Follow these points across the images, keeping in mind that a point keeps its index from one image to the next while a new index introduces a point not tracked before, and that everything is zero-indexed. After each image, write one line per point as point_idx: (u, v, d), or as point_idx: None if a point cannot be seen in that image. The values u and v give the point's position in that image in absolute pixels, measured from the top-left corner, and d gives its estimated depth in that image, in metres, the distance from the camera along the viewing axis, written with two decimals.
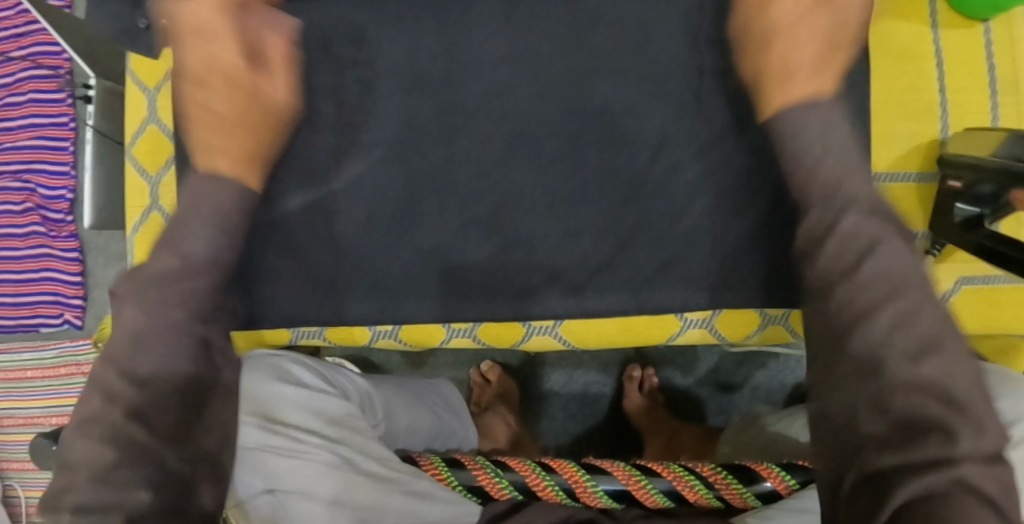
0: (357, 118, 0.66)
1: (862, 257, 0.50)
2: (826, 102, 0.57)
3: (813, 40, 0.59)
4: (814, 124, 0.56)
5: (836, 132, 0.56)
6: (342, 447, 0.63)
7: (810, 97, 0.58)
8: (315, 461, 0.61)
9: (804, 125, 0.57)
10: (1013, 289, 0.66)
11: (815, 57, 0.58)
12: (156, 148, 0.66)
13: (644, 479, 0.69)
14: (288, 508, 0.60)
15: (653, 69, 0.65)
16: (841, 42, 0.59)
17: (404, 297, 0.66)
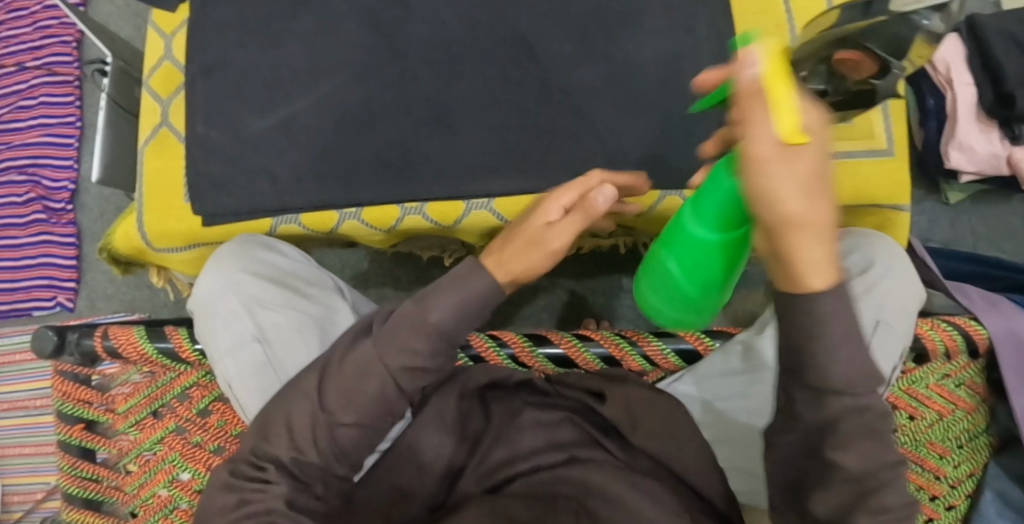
0: (327, 49, 0.81)
1: None
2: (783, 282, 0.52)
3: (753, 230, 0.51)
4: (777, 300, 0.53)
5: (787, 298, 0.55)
6: (312, 307, 0.77)
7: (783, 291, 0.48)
8: (304, 313, 0.76)
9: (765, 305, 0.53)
10: (872, 162, 0.79)
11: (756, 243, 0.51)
12: (168, 78, 0.84)
13: (579, 343, 0.80)
14: (273, 355, 0.74)
15: (562, 5, 0.80)
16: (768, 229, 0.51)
17: (364, 189, 0.78)
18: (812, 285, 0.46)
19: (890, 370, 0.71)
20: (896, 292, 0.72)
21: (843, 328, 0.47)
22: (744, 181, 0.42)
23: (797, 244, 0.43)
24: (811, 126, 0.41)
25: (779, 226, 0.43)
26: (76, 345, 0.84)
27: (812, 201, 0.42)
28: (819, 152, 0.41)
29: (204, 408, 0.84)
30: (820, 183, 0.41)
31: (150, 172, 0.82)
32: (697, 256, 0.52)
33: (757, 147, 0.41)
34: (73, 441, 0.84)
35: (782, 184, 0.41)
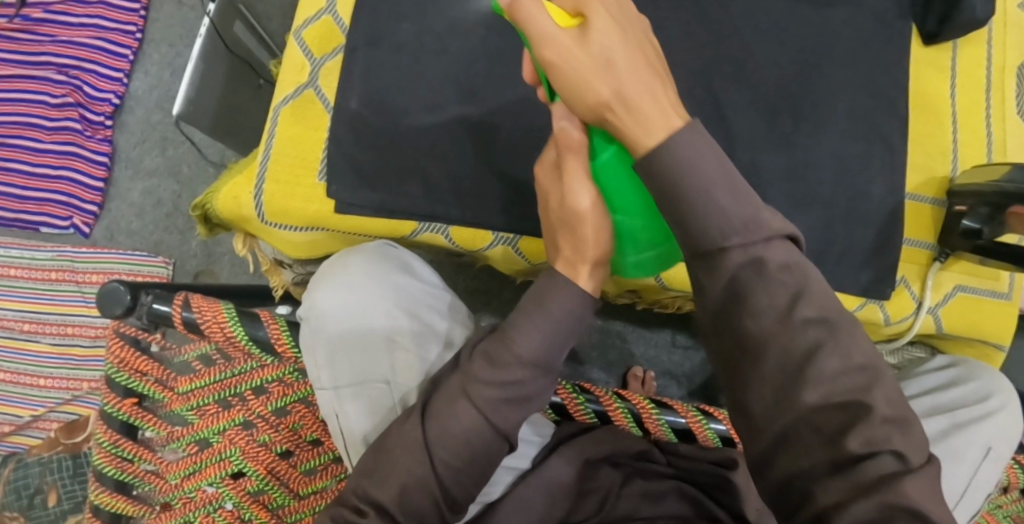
0: (507, 56, 0.75)
1: (794, 296, 0.50)
2: (678, 121, 0.51)
3: (643, 88, 0.51)
4: (706, 157, 0.50)
5: (709, 157, 0.51)
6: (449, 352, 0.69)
7: (659, 125, 0.51)
8: (438, 357, 0.69)
9: (699, 168, 0.51)
10: (994, 302, 0.83)
11: (646, 93, 0.51)
12: (325, 37, 0.75)
13: (701, 417, 0.78)
14: (396, 397, 0.67)
15: (745, 79, 0.80)
16: (652, 80, 0.52)
17: (519, 218, 0.73)
18: (645, 142, 0.51)
19: (988, 494, 0.74)
20: (1008, 424, 0.76)
21: (700, 175, 0.50)
22: (559, 85, 0.52)
23: (631, 124, 0.51)
24: (595, 19, 0.51)
25: (602, 111, 0.52)
26: (148, 309, 0.74)
27: (612, 74, 0.51)
28: (603, 31, 0.51)
29: (280, 408, 0.76)
30: (607, 55, 0.51)
31: (284, 137, 0.73)
32: (614, 173, 0.57)
33: (548, 45, 0.51)
34: (119, 414, 0.74)
35: (583, 81, 0.51)
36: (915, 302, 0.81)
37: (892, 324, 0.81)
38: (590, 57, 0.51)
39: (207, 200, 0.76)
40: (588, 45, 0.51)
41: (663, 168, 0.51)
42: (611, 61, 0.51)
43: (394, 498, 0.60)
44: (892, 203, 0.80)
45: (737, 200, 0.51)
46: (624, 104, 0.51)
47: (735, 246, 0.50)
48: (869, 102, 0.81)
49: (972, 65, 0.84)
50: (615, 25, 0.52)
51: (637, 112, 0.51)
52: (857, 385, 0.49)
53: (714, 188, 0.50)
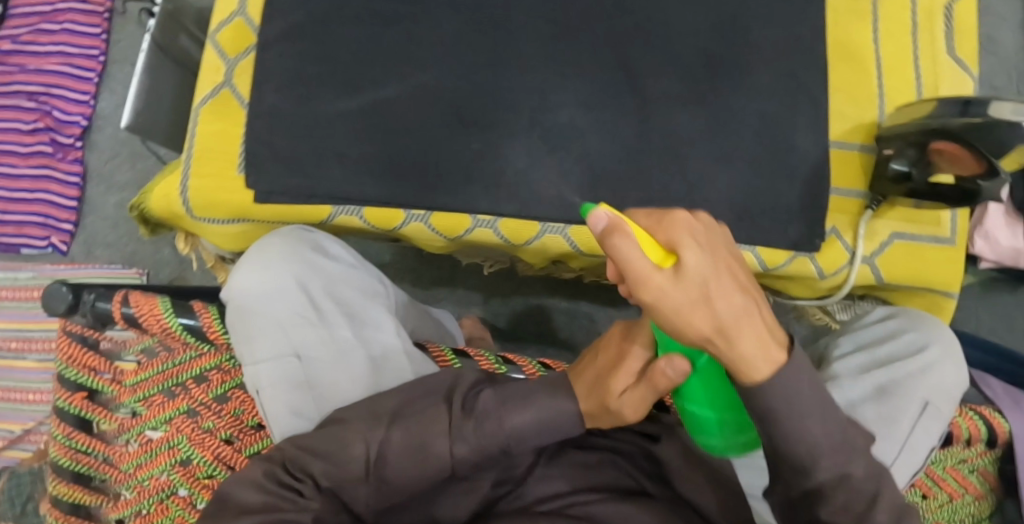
0: (409, 38, 0.77)
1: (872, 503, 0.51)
2: (784, 362, 0.47)
3: (754, 328, 0.45)
4: (805, 390, 0.48)
5: (807, 392, 0.49)
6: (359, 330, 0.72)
7: (762, 358, 0.46)
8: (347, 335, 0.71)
9: (794, 393, 0.48)
10: (936, 248, 0.80)
11: (755, 340, 0.45)
12: (238, 36, 0.78)
13: None
14: (309, 372, 0.69)
15: (659, 41, 0.79)
16: (757, 325, 0.45)
17: (432, 195, 0.75)
18: (755, 376, 0.47)
19: (930, 450, 0.72)
20: (948, 377, 0.74)
21: (797, 405, 0.48)
22: (663, 324, 0.44)
23: (739, 359, 0.46)
24: (694, 257, 0.43)
25: (701, 345, 0.45)
26: (90, 307, 0.77)
27: (715, 312, 0.43)
28: (702, 272, 0.43)
29: (221, 395, 0.79)
30: (711, 297, 0.43)
31: (205, 134, 0.76)
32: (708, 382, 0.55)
33: (646, 289, 0.42)
34: (71, 409, 0.78)
35: (686, 321, 0.43)
36: (849, 253, 0.79)
37: (827, 277, 0.80)
38: (697, 301, 0.43)
39: (144, 195, 0.80)
40: (688, 291, 0.42)
41: (769, 405, 0.48)
42: (725, 308, 0.43)
43: (330, 485, 0.62)
44: (818, 154, 0.78)
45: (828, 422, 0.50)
46: (731, 351, 0.45)
47: (824, 467, 0.50)
48: (787, 54, 0.80)
49: (893, 7, 0.83)
50: (715, 257, 0.43)
51: (741, 355, 0.45)
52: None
53: (812, 414, 0.49)
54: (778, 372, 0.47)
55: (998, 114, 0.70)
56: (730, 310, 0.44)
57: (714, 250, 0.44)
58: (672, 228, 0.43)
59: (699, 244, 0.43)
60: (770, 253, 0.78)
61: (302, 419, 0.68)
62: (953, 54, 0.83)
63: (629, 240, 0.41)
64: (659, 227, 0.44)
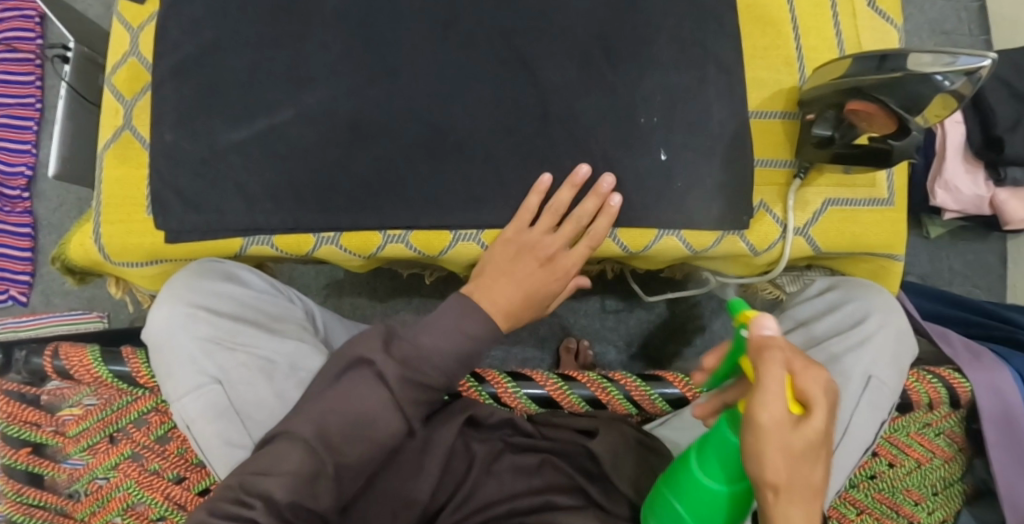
0: (302, 58, 0.76)
1: None
2: None
3: (813, 511, 0.47)
4: None
5: None
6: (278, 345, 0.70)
7: None
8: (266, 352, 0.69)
9: None
10: (871, 211, 0.77)
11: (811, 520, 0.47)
12: (133, 77, 0.78)
13: (564, 384, 0.75)
14: (232, 398, 0.67)
15: (558, 28, 0.76)
16: (818, 504, 0.47)
17: (342, 215, 0.74)
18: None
19: (879, 425, 0.69)
20: (889, 345, 0.71)
21: None
22: (748, 443, 0.47)
23: (779, 514, 0.47)
24: (821, 414, 0.46)
25: (761, 486, 0.47)
26: (24, 363, 0.78)
27: (793, 475, 0.46)
28: (820, 436, 0.46)
29: (163, 435, 0.79)
30: (805, 459, 0.46)
31: (110, 180, 0.76)
32: (714, 506, 0.55)
33: (766, 410, 0.45)
34: (19, 465, 0.79)
35: (773, 457, 0.46)
36: (780, 225, 0.76)
37: (761, 254, 0.77)
38: (791, 443, 0.46)
39: (66, 243, 0.80)
40: (793, 441, 0.46)
41: None
42: (809, 472, 0.47)
43: (289, 499, 0.61)
44: (734, 127, 0.76)
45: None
46: (785, 506, 0.47)
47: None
48: (695, 25, 0.77)
49: None
50: (830, 425, 0.47)
51: (790, 513, 0.47)
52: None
53: None
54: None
55: (916, 65, 0.65)
56: (812, 469, 0.47)
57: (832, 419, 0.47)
58: (810, 385, 0.47)
59: (832, 408, 0.47)
60: (697, 236, 0.75)
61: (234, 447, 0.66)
62: (873, 5, 0.79)
63: (781, 365, 0.46)
64: (803, 376, 0.47)
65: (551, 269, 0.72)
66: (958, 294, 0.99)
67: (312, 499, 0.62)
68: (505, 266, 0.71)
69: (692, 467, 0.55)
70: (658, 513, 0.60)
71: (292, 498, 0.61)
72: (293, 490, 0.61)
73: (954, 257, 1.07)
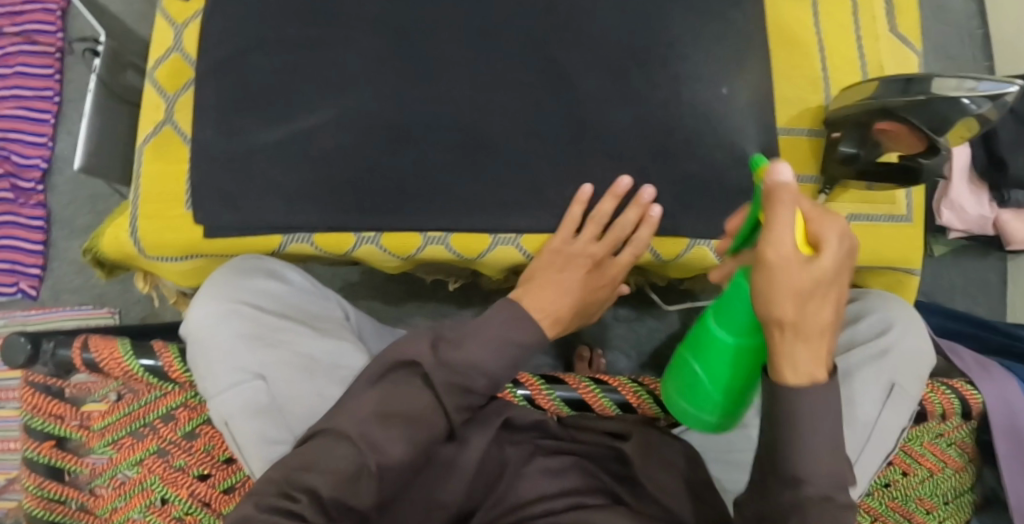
0: (341, 57, 0.76)
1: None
2: (821, 386, 0.51)
3: (819, 339, 0.49)
4: (828, 416, 0.52)
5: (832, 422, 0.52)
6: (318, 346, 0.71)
7: (803, 381, 0.51)
8: (307, 352, 0.70)
9: (812, 415, 0.51)
10: (891, 226, 0.80)
11: (817, 350, 0.50)
12: (176, 73, 0.78)
13: (596, 388, 0.76)
14: (273, 395, 0.67)
15: (598, 40, 0.78)
16: (822, 336, 0.49)
17: (384, 215, 0.75)
18: (783, 378, 0.51)
19: (901, 431, 0.71)
20: (911, 355, 0.74)
21: (809, 420, 0.51)
22: (759, 285, 0.49)
23: (784, 345, 0.50)
24: (831, 251, 0.48)
25: (769, 324, 0.49)
26: (51, 356, 0.78)
27: (804, 310, 0.48)
28: (828, 275, 0.47)
29: (190, 431, 0.79)
30: (815, 296, 0.48)
31: (149, 175, 0.76)
32: (728, 361, 0.59)
33: (776, 253, 0.47)
34: (41, 459, 0.78)
35: (782, 296, 0.47)
36: None
37: None
38: (805, 279, 0.47)
39: (99, 235, 0.79)
40: (797, 277, 0.47)
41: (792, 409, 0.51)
42: (817, 312, 0.48)
43: (334, 495, 0.61)
44: (766, 142, 0.78)
45: (832, 445, 0.53)
46: (793, 338, 0.49)
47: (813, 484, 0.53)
48: (730, 42, 0.79)
49: None
50: (839, 267, 0.48)
51: (794, 343, 0.49)
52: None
53: (821, 427, 0.52)
54: (812, 390, 0.51)
55: (941, 89, 0.68)
56: (815, 305, 0.48)
57: (844, 259, 0.49)
58: (825, 228, 0.48)
59: (841, 253, 0.48)
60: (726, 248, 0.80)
61: (273, 446, 0.66)
62: (895, 32, 0.83)
63: (790, 218, 0.47)
64: (815, 218, 0.49)
65: (598, 274, 0.77)
66: (960, 309, 1.03)
67: (356, 496, 0.62)
68: (551, 272, 0.74)
69: (708, 325, 0.60)
70: (680, 379, 0.65)
71: (336, 494, 0.61)
72: (339, 486, 0.61)
73: (956, 275, 1.11)
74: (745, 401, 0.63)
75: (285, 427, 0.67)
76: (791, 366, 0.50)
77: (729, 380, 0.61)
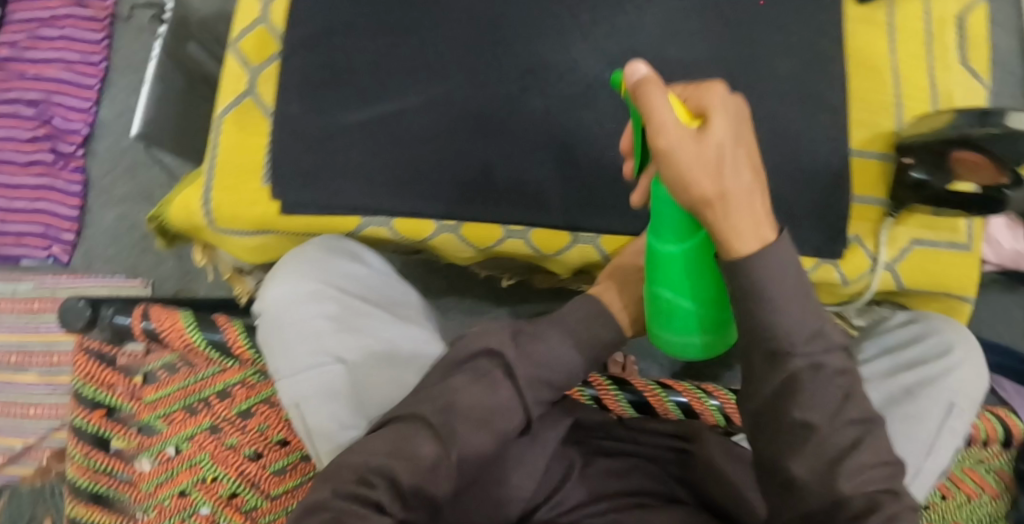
0: (433, 46, 0.77)
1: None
2: (777, 254, 0.47)
3: (756, 207, 0.47)
4: (798, 303, 0.48)
5: (808, 305, 0.49)
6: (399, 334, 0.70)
7: (756, 253, 0.47)
8: (388, 337, 0.69)
9: (788, 298, 0.48)
10: (954, 255, 0.82)
11: (757, 214, 0.47)
12: (261, 45, 0.78)
13: (660, 391, 0.79)
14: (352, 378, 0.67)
15: (685, 49, 0.79)
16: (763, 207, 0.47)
17: (463, 204, 0.74)
18: (737, 249, 0.48)
19: (956, 451, 0.73)
20: (970, 377, 0.75)
21: (784, 293, 0.48)
22: (664, 170, 0.46)
23: (722, 220, 0.47)
24: (718, 120, 0.45)
25: (698, 207, 0.47)
26: (110, 321, 0.79)
27: (724, 177, 0.45)
28: (722, 142, 0.45)
29: (245, 410, 0.78)
30: (721, 166, 0.45)
31: (228, 145, 0.75)
32: (692, 271, 0.54)
33: (665, 136, 0.44)
34: (89, 428, 0.76)
35: (697, 175, 0.45)
36: (871, 259, 0.81)
37: (850, 284, 0.81)
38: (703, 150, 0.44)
39: (168, 203, 0.78)
40: (708, 147, 0.44)
41: (758, 293, 0.48)
42: (744, 179, 0.46)
43: (414, 483, 0.58)
44: (841, 161, 0.79)
45: (809, 315, 0.49)
46: (726, 218, 0.46)
47: (801, 353, 0.49)
48: (810, 61, 0.81)
49: (908, 19, 0.84)
50: (746, 136, 0.46)
51: (733, 217, 0.46)
52: (881, 475, 0.49)
53: (791, 305, 0.48)
54: (766, 254, 0.48)
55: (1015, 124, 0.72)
56: (733, 172, 0.45)
57: (737, 125, 0.46)
58: (706, 97, 0.46)
59: (738, 123, 0.46)
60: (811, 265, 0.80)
61: (348, 431, 0.64)
62: (966, 64, 0.85)
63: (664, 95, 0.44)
64: (690, 96, 0.48)
65: None
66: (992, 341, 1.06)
67: (433, 483, 0.59)
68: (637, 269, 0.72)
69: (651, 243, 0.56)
70: (653, 312, 0.60)
71: (414, 479, 0.58)
72: (419, 475, 0.58)
73: (985, 308, 1.14)
74: (728, 320, 0.57)
75: (362, 413, 0.65)
76: (734, 241, 0.47)
77: (694, 292, 0.55)
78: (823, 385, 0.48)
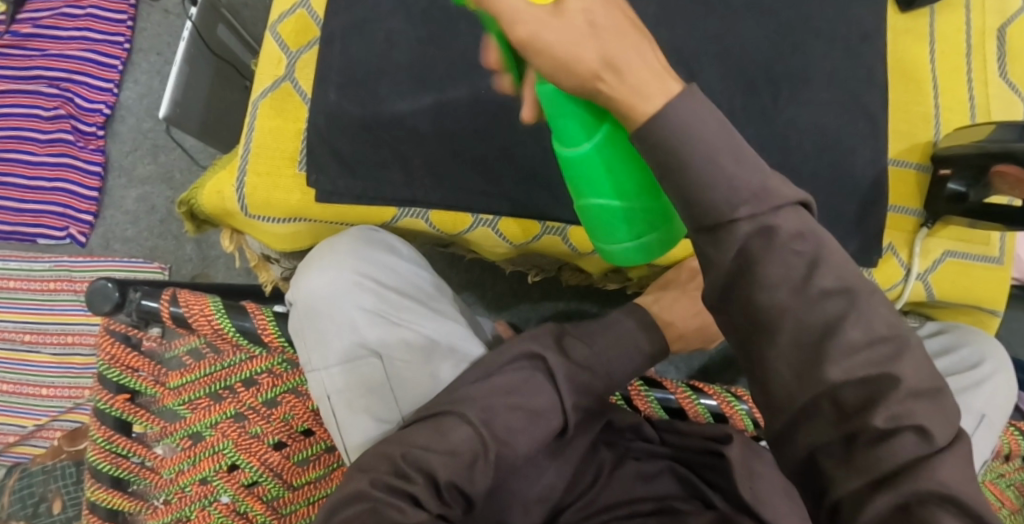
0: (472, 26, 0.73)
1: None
2: (690, 100, 0.44)
3: (649, 67, 0.45)
4: (725, 154, 0.43)
5: (745, 163, 0.43)
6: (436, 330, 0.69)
7: (665, 104, 0.44)
8: (425, 332, 0.69)
9: (712, 160, 0.43)
10: (986, 267, 0.81)
11: (651, 71, 0.45)
12: (301, 30, 0.78)
13: (691, 394, 0.77)
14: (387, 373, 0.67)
15: (723, 52, 0.79)
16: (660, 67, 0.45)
17: (500, 200, 0.74)
18: (640, 107, 0.44)
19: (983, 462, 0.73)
20: (999, 390, 0.76)
21: (705, 143, 0.43)
22: (540, 65, 0.47)
23: (619, 91, 0.45)
24: None
25: (590, 84, 0.45)
26: (137, 305, 0.76)
27: (603, 42, 0.45)
28: (581, 11, 0.45)
29: (271, 399, 0.76)
30: (592, 35, 0.45)
31: (263, 129, 0.75)
32: (607, 164, 0.51)
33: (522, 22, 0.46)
34: (112, 411, 0.74)
35: (576, 46, 0.45)
36: (903, 270, 0.81)
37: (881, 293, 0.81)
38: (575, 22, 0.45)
39: (199, 185, 0.77)
40: (572, 18, 0.45)
41: (673, 155, 0.43)
42: (623, 44, 0.45)
43: (450, 479, 0.57)
44: (879, 170, 0.79)
45: (742, 166, 0.43)
46: (619, 81, 0.44)
47: (743, 216, 0.42)
48: (850, 69, 0.80)
49: (950, 31, 0.84)
50: (617, 8, 0.46)
51: (628, 80, 0.44)
52: (881, 356, 0.42)
53: (718, 154, 0.43)
54: (673, 100, 0.44)
55: None
56: (609, 40, 0.45)
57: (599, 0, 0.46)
58: None
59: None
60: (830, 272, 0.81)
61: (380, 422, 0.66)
62: (1006, 78, 0.84)
63: None
64: None
65: None
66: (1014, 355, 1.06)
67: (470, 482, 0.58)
68: None
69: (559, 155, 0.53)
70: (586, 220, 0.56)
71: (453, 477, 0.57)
72: (456, 470, 0.57)
73: None
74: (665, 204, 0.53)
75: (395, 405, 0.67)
76: (639, 99, 0.44)
77: (618, 185, 0.52)
78: (778, 252, 0.42)
